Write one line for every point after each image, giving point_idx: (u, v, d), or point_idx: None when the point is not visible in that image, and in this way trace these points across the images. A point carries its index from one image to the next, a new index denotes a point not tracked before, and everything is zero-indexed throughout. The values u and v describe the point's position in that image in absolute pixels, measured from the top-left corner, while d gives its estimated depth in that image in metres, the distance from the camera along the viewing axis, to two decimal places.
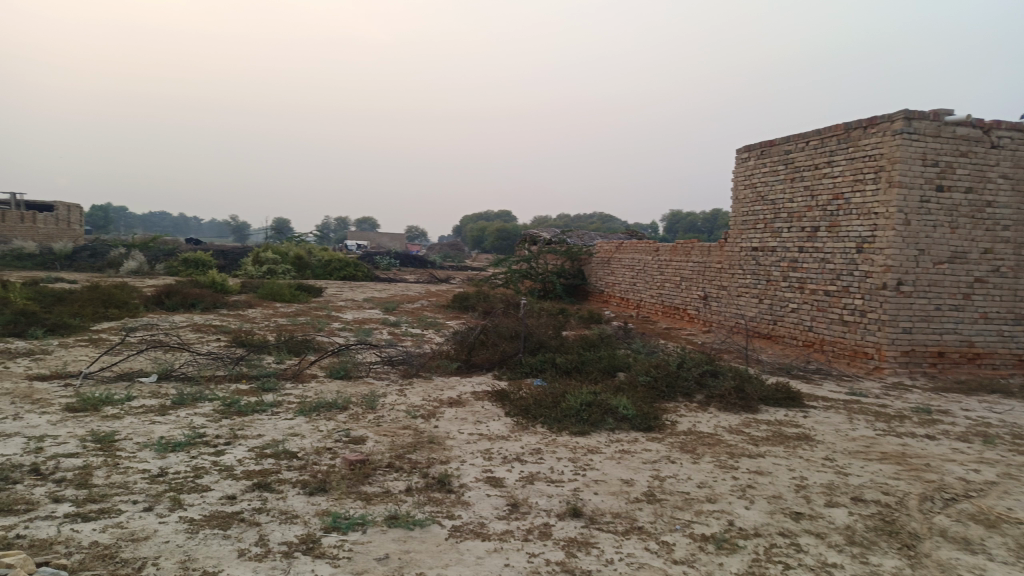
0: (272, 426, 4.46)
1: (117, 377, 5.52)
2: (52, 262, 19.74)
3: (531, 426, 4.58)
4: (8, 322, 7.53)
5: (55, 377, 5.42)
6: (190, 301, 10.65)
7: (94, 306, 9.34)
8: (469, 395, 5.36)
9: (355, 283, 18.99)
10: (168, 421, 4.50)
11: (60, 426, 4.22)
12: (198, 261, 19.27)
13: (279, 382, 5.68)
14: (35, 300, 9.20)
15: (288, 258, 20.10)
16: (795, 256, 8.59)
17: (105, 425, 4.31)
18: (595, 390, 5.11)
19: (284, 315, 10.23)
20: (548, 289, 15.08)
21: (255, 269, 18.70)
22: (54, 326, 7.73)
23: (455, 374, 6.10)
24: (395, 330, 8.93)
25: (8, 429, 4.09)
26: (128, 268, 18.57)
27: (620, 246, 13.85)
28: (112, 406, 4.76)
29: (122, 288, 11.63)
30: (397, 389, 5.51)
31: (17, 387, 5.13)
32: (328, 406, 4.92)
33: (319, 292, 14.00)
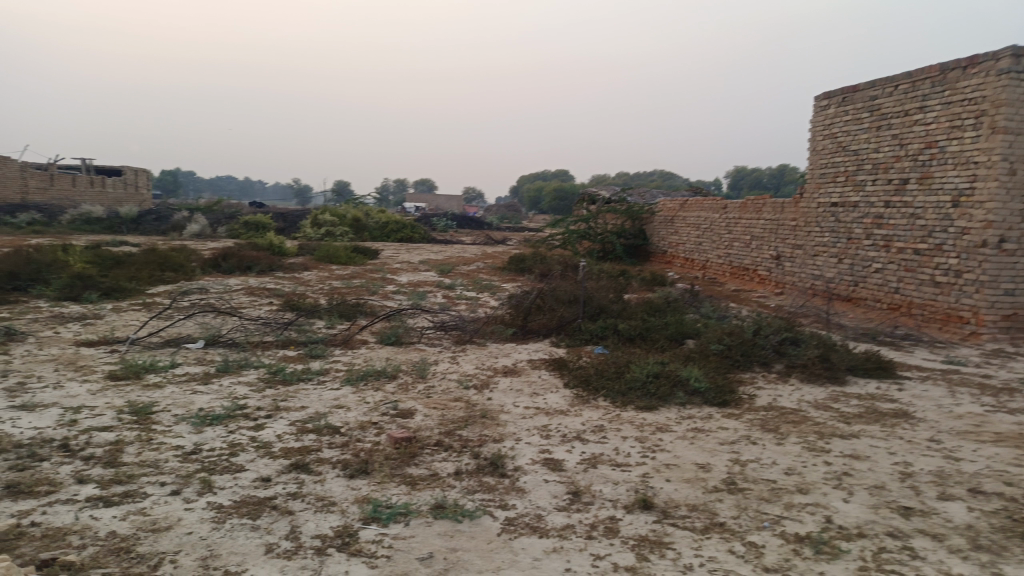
0: (317, 397, 4.18)
1: (163, 343, 5.36)
2: (119, 226, 20.20)
3: (592, 399, 4.20)
4: (64, 287, 7.51)
5: (102, 343, 5.30)
6: (245, 264, 10.58)
7: (151, 269, 9.32)
8: (525, 364, 4.99)
9: (412, 244, 18.81)
10: (210, 390, 4.28)
11: (99, 396, 4.04)
12: (258, 223, 19.41)
13: (327, 348, 5.41)
14: (95, 264, 9.23)
15: (346, 220, 20.05)
16: (881, 211, 7.86)
17: (145, 395, 4.12)
18: (662, 360, 4.68)
19: (338, 278, 10.04)
20: (608, 249, 14.55)
21: (314, 232, 18.70)
22: (110, 290, 7.69)
23: (510, 340, 5.75)
24: (449, 293, 8.63)
25: (47, 400, 3.93)
26: (190, 232, 18.83)
27: (685, 203, 13.18)
28: (155, 374, 4.58)
29: (181, 251, 11.66)
30: (449, 356, 5.19)
31: (64, 352, 5.02)
32: (376, 375, 4.62)
33: (375, 254, 13.81)
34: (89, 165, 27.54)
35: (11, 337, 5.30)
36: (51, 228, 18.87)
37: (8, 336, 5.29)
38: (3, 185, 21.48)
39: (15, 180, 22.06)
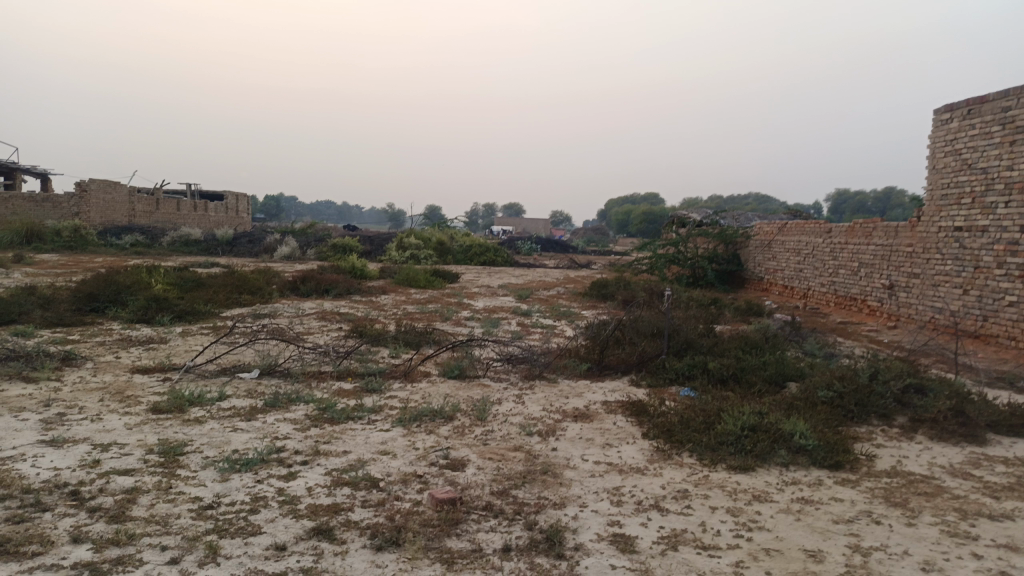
0: (362, 440, 3.74)
1: (218, 372, 5.10)
2: (215, 248, 20.88)
3: (675, 455, 3.59)
4: (140, 309, 7.49)
5: (157, 372, 5.09)
6: (323, 287, 10.44)
7: (230, 292, 9.30)
8: (600, 407, 4.43)
9: (494, 268, 18.52)
10: (251, 428, 3.93)
11: (134, 432, 3.76)
12: (345, 246, 19.62)
13: (386, 381, 4.97)
14: (176, 285, 9.28)
15: (429, 243, 20.02)
16: (1016, 237, 6.86)
17: (181, 432, 3.80)
18: (760, 408, 4.02)
19: (414, 302, 9.73)
20: (698, 275, 13.70)
21: (398, 255, 18.69)
22: (183, 313, 7.62)
23: (585, 378, 5.19)
24: (524, 321, 8.15)
25: (78, 434, 3.67)
26: (280, 254, 19.20)
27: (784, 227, 12.28)
28: (199, 407, 4.28)
29: (263, 273, 11.70)
30: (514, 394, 4.68)
31: (116, 380, 4.82)
32: (431, 414, 4.14)
33: (455, 278, 13.52)
34: (193, 189, 28.87)
35: (71, 363, 5.16)
36: (152, 250, 19.70)
37: (67, 361, 5.16)
38: (114, 209, 22.70)
39: (124, 204, 23.27)
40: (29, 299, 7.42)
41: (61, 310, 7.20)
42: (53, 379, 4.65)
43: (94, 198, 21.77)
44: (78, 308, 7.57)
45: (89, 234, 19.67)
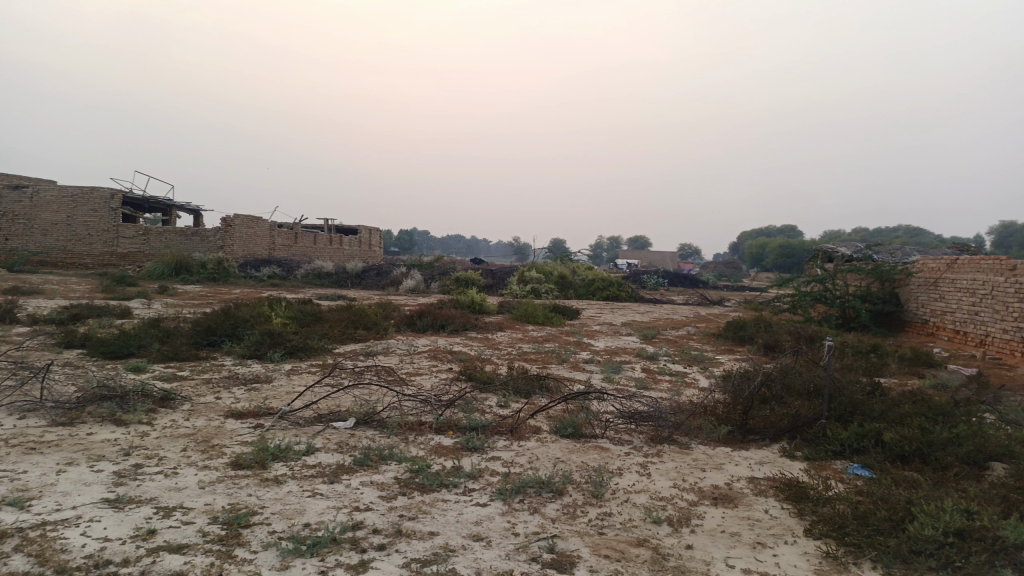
0: (454, 518, 3.12)
1: (313, 419, 4.66)
2: (344, 280, 21.36)
3: (852, 569, 2.73)
4: (252, 344, 7.34)
5: (251, 416, 4.73)
6: (439, 323, 10.06)
7: (345, 326, 9.08)
8: (746, 490, 3.59)
9: (618, 303, 17.71)
10: (332, 494, 3.41)
11: (205, 494, 3.34)
12: (467, 279, 19.49)
13: (491, 437, 4.35)
14: (294, 318, 9.17)
15: (552, 278, 19.55)
16: None
17: (255, 495, 3.35)
18: (965, 506, 3.06)
19: (530, 341, 9.13)
20: (849, 316, 12.28)
21: (519, 289, 18.32)
22: (295, 349, 7.39)
23: (725, 446, 4.36)
24: (651, 366, 7.36)
25: (145, 494, 3.30)
26: (404, 287, 19.34)
27: (953, 263, 10.75)
28: (283, 463, 3.82)
29: (382, 307, 11.55)
30: (639, 464, 3.93)
31: (207, 425, 4.50)
32: (539, 487, 3.47)
33: (577, 314, 12.87)
34: (329, 224, 30.10)
35: (169, 404, 4.93)
36: (287, 282, 20.44)
37: (164, 403, 4.93)
38: (255, 243, 23.87)
39: (264, 238, 24.44)
40: (150, 332, 7.46)
41: (177, 344, 7.16)
42: (144, 424, 4.39)
43: (238, 232, 22.84)
44: (195, 341, 7.52)
45: (231, 266, 20.58)
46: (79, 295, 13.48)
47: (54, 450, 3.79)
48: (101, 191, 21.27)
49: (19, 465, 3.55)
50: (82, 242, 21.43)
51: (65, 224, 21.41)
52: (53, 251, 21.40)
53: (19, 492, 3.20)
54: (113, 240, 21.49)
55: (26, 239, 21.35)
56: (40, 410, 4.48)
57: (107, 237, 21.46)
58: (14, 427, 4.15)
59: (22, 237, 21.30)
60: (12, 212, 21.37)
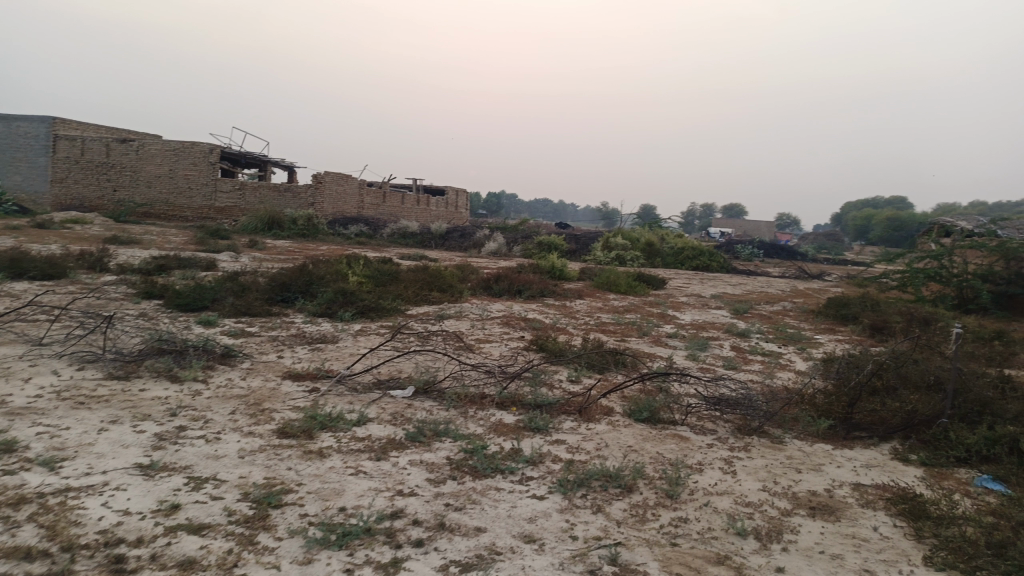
0: (505, 513, 2.74)
1: (370, 386, 4.37)
2: (428, 241, 21.36)
3: None
4: (324, 303, 7.18)
5: (308, 378, 4.50)
6: (516, 288, 9.68)
7: (420, 287, 8.84)
8: (849, 500, 3.06)
9: (708, 274, 16.89)
10: (375, 473, 3.10)
11: (242, 465, 3.10)
12: (550, 243, 19.06)
13: (557, 417, 3.95)
14: (370, 276, 9.00)
15: (639, 245, 18.84)
16: None
17: (293, 470, 3.08)
18: None
19: (611, 311, 8.63)
20: (967, 297, 11.12)
21: (604, 255, 17.77)
22: (366, 308, 7.18)
23: (825, 444, 3.81)
24: (741, 344, 6.75)
25: (181, 461, 3.08)
26: (487, 249, 19.13)
27: None
28: (330, 433, 3.55)
29: (461, 269, 11.29)
30: (723, 459, 3.45)
31: (262, 386, 4.30)
32: (605, 481, 3.05)
33: (663, 284, 12.24)
34: (417, 184, 30.19)
35: (228, 362, 4.77)
36: (373, 240, 20.59)
37: (224, 360, 4.78)
38: (344, 200, 24.14)
39: (353, 196, 24.69)
40: (225, 286, 7.42)
41: (250, 299, 7.08)
42: (198, 382, 4.23)
43: (328, 189, 23.02)
44: (269, 297, 7.42)
45: (320, 222, 20.85)
46: (173, 247, 13.86)
47: (102, 406, 3.66)
48: (201, 146, 21.88)
49: (64, 421, 3.43)
50: (183, 195, 22.22)
51: (168, 177, 22.21)
52: (156, 204, 22.29)
53: (55, 450, 3.05)
54: (211, 194, 22.19)
55: (132, 191, 22.30)
56: (100, 363, 4.40)
57: (206, 191, 22.17)
58: (70, 379, 4.07)
59: (128, 189, 22.30)
60: (119, 164, 22.29)
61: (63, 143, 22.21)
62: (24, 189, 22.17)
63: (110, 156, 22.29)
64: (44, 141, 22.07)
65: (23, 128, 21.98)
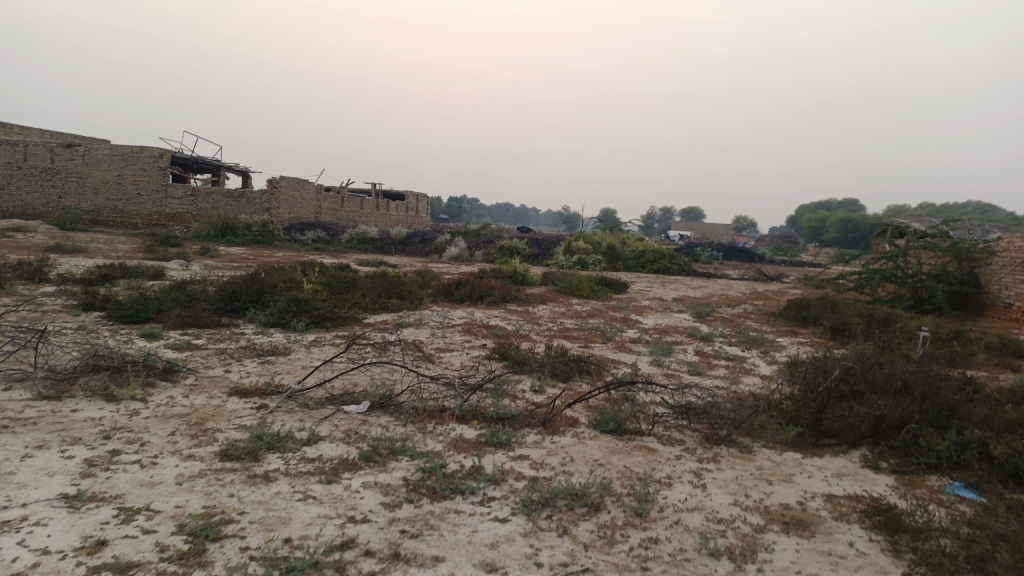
0: (465, 539, 2.56)
1: (323, 401, 4.15)
2: (388, 247, 21.03)
3: None
4: (276, 313, 6.90)
5: (257, 393, 4.26)
6: (477, 293, 9.50)
7: (378, 295, 8.60)
8: (823, 513, 2.95)
9: (669, 277, 16.92)
10: (326, 498, 2.88)
11: (180, 492, 2.86)
12: (512, 248, 18.92)
13: (520, 431, 3.78)
14: (326, 283, 8.74)
15: (600, 248, 18.82)
16: None
17: (236, 497, 2.85)
18: None
19: (574, 316, 8.51)
20: (922, 297, 11.28)
21: (565, 259, 17.71)
22: (321, 317, 6.92)
23: (794, 453, 3.71)
24: (705, 349, 6.67)
25: (111, 490, 2.83)
26: (448, 254, 18.91)
27: None
28: (278, 454, 3.32)
29: (421, 275, 11.06)
30: (693, 472, 3.32)
31: (206, 404, 4.04)
32: (571, 501, 2.88)
33: (625, 287, 12.18)
34: (377, 189, 29.81)
35: (171, 378, 4.49)
36: (331, 246, 20.20)
37: (167, 376, 4.50)
38: (302, 206, 23.67)
39: (311, 201, 24.23)
40: (172, 296, 7.09)
41: (199, 309, 6.78)
42: (136, 401, 3.95)
43: (284, 194, 22.48)
44: (218, 307, 7.12)
45: (276, 229, 20.38)
46: (120, 255, 13.36)
47: (27, 430, 3.37)
48: (151, 150, 21.24)
49: None
50: (132, 202, 21.51)
51: (116, 183, 21.50)
52: (104, 210, 21.57)
53: None
54: (162, 200, 21.54)
55: (79, 198, 21.55)
56: (29, 381, 4.10)
57: (156, 197, 21.52)
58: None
59: (75, 195, 21.54)
60: (65, 170, 21.51)
61: (4, 148, 21.35)
62: None
63: (55, 161, 21.50)
64: None
65: None
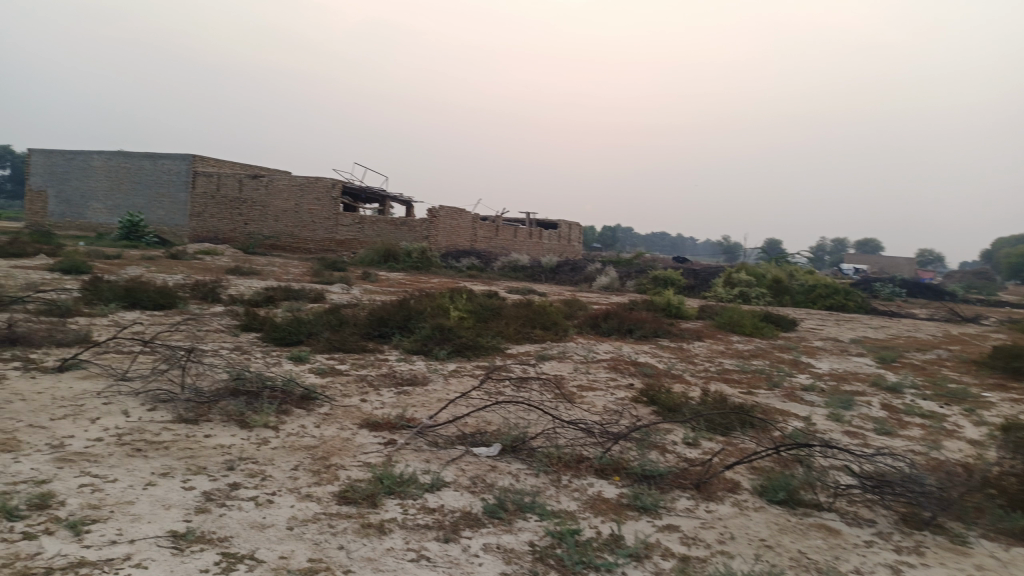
0: None
1: (453, 440, 3.84)
2: (539, 275, 20.95)
3: None
4: (420, 340, 6.79)
5: (387, 427, 4.04)
6: (627, 327, 8.95)
7: (523, 324, 8.32)
8: None
9: (842, 314, 15.41)
10: (440, 561, 2.53)
11: (288, 539, 2.62)
12: (667, 279, 18.15)
13: (668, 494, 3.26)
14: (472, 311, 8.58)
15: (764, 281, 17.58)
16: None
17: (342, 551, 2.56)
18: None
19: (734, 355, 7.76)
20: None
21: (725, 292, 16.77)
22: (464, 346, 6.72)
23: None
24: (894, 402, 5.73)
25: (219, 531, 2.64)
26: (599, 284, 18.47)
27: None
28: (396, 501, 3.03)
29: (569, 305, 10.71)
30: (890, 567, 2.64)
31: (335, 436, 3.86)
32: None
33: (793, 325, 11.12)
34: (530, 218, 30.03)
35: (306, 405, 4.40)
36: (484, 273, 20.45)
37: (302, 404, 4.40)
38: (458, 233, 24.24)
39: (467, 229, 24.78)
40: (323, 319, 7.20)
41: (346, 334, 6.80)
42: (268, 429, 3.85)
43: (442, 223, 23.08)
44: (365, 332, 7.12)
45: (433, 255, 20.88)
46: (290, 278, 14.20)
47: (158, 455, 3.32)
48: (324, 181, 22.65)
49: (113, 471, 3.09)
50: (306, 228, 23.04)
51: (293, 211, 23.08)
52: (283, 236, 23.25)
53: (89, 509, 2.69)
54: (333, 227, 22.83)
55: (261, 224, 23.37)
56: (172, 403, 4.13)
57: (327, 224, 22.84)
58: (137, 420, 3.79)
59: (258, 222, 23.41)
60: (251, 199, 23.44)
61: (201, 180, 23.59)
62: (166, 223, 23.81)
63: (243, 191, 23.46)
64: (185, 177, 23.60)
65: (169, 166, 23.64)
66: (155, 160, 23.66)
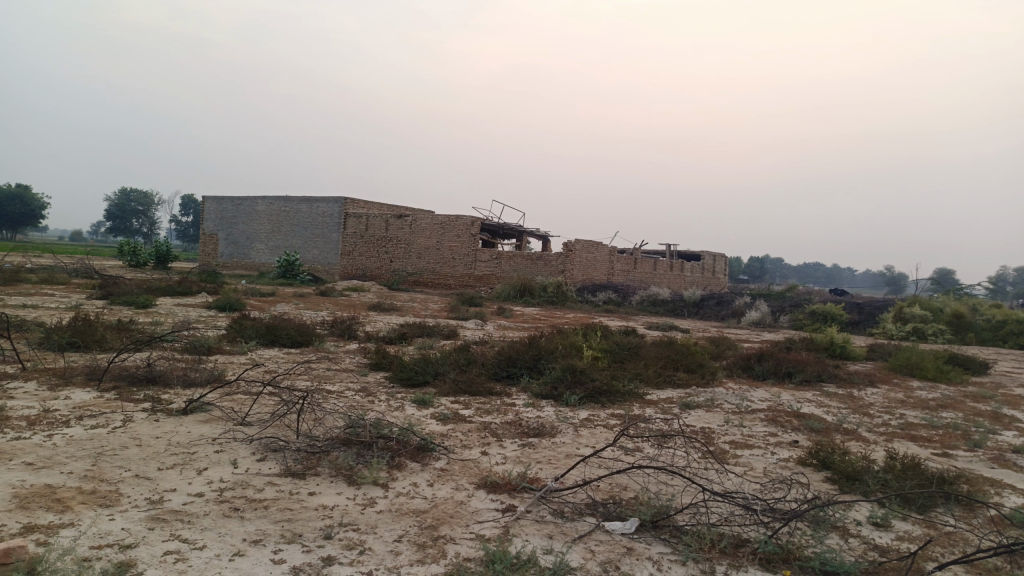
0: None
1: (581, 510, 3.28)
2: (681, 309, 19.93)
3: None
4: (551, 383, 6.28)
5: (507, 489, 3.53)
6: (784, 369, 7.97)
7: (665, 366, 7.61)
8: None
9: None
10: None
11: None
12: (826, 313, 16.61)
13: None
14: (608, 350, 7.98)
15: (942, 316, 15.62)
16: None
17: None
18: None
19: (917, 405, 6.62)
20: None
21: (895, 328, 15.05)
22: (598, 390, 6.13)
23: None
24: None
25: None
26: (747, 319, 17.22)
27: None
28: None
29: (717, 343, 9.82)
30: None
31: (448, 498, 3.41)
32: None
33: (985, 368, 9.57)
34: (672, 250, 29.00)
35: (422, 458, 4.00)
36: (622, 308, 19.76)
37: (418, 457, 4.01)
38: (596, 267, 23.70)
39: (605, 263, 24.17)
40: (452, 359, 6.87)
41: (473, 375, 6.43)
42: (377, 488, 3.47)
43: (579, 257, 22.64)
44: (493, 373, 6.72)
45: (570, 290, 20.42)
46: (429, 314, 14.27)
47: (255, 517, 3.01)
48: (464, 219, 22.94)
49: (204, 536, 2.80)
50: (447, 265, 23.37)
51: (435, 249, 23.53)
52: (425, 273, 23.74)
53: None
54: (472, 263, 23.02)
55: (405, 262, 24.02)
56: (281, 453, 3.87)
57: (467, 260, 23.07)
58: (242, 473, 3.54)
59: (402, 259, 24.09)
60: (395, 238, 24.15)
61: (351, 220, 24.64)
62: (319, 261, 25.04)
63: (388, 230, 24.21)
64: (337, 218, 24.73)
65: (322, 208, 24.91)
66: (311, 203, 25.04)
